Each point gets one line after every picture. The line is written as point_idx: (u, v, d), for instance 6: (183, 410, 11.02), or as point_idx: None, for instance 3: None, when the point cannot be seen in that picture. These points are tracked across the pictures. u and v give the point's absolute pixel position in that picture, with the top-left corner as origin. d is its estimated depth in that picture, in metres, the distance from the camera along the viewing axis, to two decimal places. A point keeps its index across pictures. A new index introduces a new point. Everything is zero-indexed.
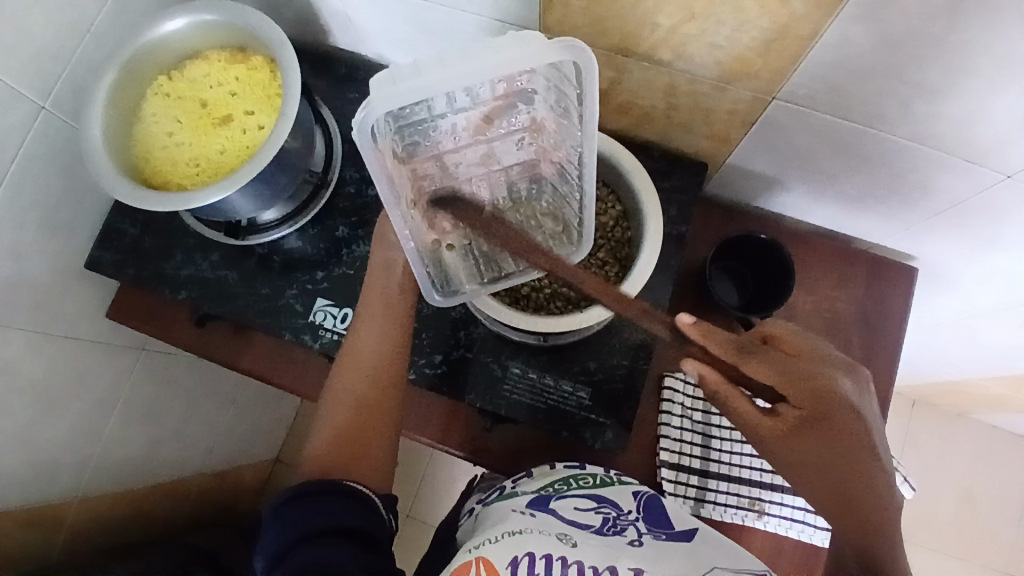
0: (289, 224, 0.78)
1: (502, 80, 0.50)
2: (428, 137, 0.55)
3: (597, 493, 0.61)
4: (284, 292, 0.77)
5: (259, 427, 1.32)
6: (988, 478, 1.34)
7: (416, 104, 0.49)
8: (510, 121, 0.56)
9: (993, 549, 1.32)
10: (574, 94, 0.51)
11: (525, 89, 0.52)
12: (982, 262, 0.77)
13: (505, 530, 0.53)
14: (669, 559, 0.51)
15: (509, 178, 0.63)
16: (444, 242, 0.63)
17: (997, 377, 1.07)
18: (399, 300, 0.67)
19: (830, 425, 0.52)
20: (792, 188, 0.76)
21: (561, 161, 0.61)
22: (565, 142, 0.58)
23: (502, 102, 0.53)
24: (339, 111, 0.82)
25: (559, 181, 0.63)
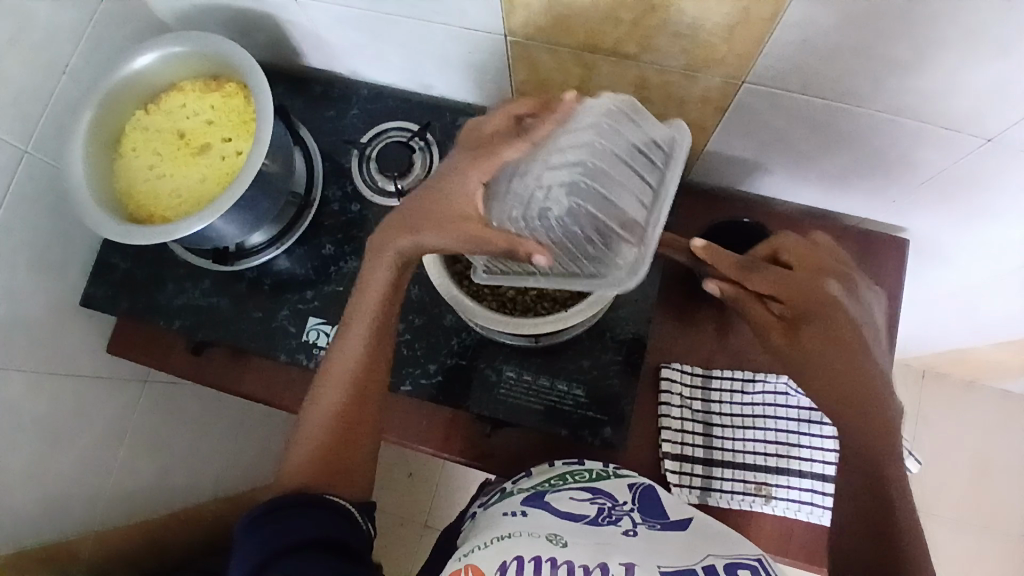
0: (277, 246, 0.78)
1: (635, 183, 0.60)
2: (596, 257, 0.60)
3: (593, 485, 0.62)
4: (275, 314, 0.78)
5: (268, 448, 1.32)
6: (1004, 444, 1.32)
7: (604, 242, 0.60)
8: (622, 209, 0.60)
9: (1015, 517, 1.30)
10: (634, 131, 0.60)
11: (649, 189, 0.60)
12: (974, 228, 0.76)
13: (494, 535, 0.54)
14: (663, 550, 0.51)
15: (601, 236, 0.60)
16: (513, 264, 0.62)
17: (1004, 343, 1.06)
18: (388, 313, 0.64)
19: (821, 320, 0.58)
20: (774, 170, 0.76)
21: (613, 183, 0.59)
22: (629, 172, 0.60)
23: (630, 198, 0.60)
24: (317, 130, 0.83)
25: (610, 201, 0.60)
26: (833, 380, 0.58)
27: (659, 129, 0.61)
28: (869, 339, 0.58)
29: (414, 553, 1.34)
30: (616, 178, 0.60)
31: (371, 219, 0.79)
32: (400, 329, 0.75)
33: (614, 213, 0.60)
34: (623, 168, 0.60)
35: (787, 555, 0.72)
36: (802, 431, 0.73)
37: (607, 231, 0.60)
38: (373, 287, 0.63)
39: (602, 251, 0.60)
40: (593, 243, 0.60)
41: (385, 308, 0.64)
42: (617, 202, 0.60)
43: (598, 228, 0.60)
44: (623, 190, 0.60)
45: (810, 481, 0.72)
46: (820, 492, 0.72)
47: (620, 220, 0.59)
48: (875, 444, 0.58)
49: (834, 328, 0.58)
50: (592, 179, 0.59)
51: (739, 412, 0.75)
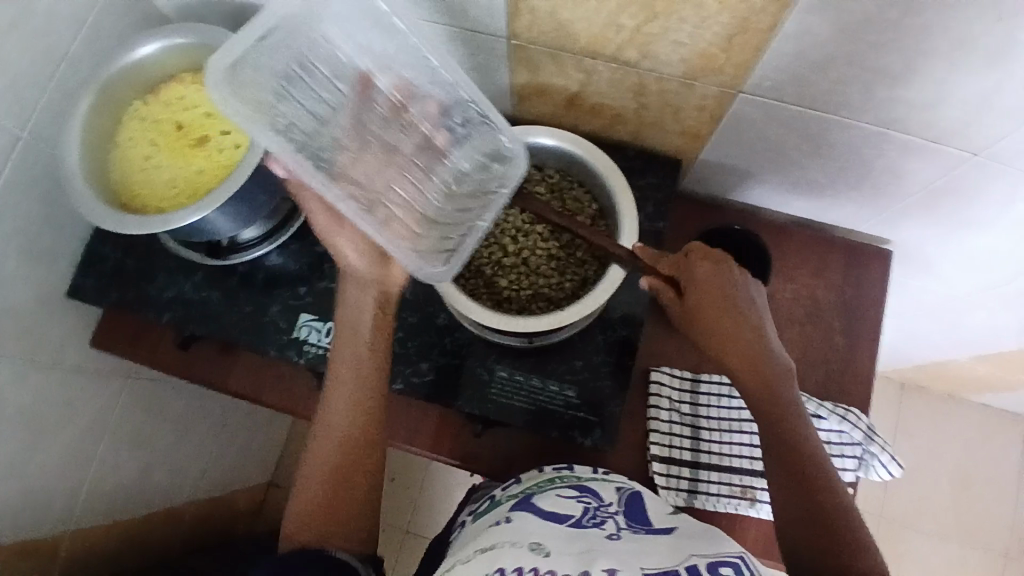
0: (270, 241, 0.79)
1: (415, 99, 0.62)
2: (472, 197, 0.66)
3: (580, 485, 0.64)
4: (266, 309, 0.78)
5: (251, 445, 1.31)
6: (980, 457, 1.35)
7: (470, 181, 0.67)
8: (410, 117, 0.63)
9: (991, 529, 1.32)
10: (376, 39, 0.59)
11: (450, 105, 0.63)
12: (958, 242, 0.78)
13: (477, 547, 0.54)
14: (647, 553, 0.52)
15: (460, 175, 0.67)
16: (459, 239, 0.64)
17: (983, 356, 1.09)
18: (369, 362, 0.65)
19: (699, 281, 0.62)
20: (766, 180, 0.77)
21: (405, 116, 0.63)
22: (443, 101, 0.62)
23: (409, 107, 0.63)
24: None
25: (455, 147, 0.66)
26: (713, 333, 0.62)
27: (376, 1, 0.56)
28: (744, 296, 0.62)
29: (395, 556, 1.34)
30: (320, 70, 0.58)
31: None
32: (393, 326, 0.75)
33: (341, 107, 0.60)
34: (395, 82, 0.61)
35: (767, 556, 0.74)
36: None
37: (478, 180, 0.67)
38: (343, 345, 0.65)
39: (460, 176, 0.67)
40: (462, 188, 0.67)
41: (360, 355, 0.65)
42: (477, 138, 0.66)
43: (455, 175, 0.67)
44: (462, 119, 0.64)
45: None
46: None
47: (494, 166, 0.66)
48: (767, 395, 0.61)
49: (710, 289, 0.62)
50: (334, 96, 0.60)
51: (727, 416, 0.76)
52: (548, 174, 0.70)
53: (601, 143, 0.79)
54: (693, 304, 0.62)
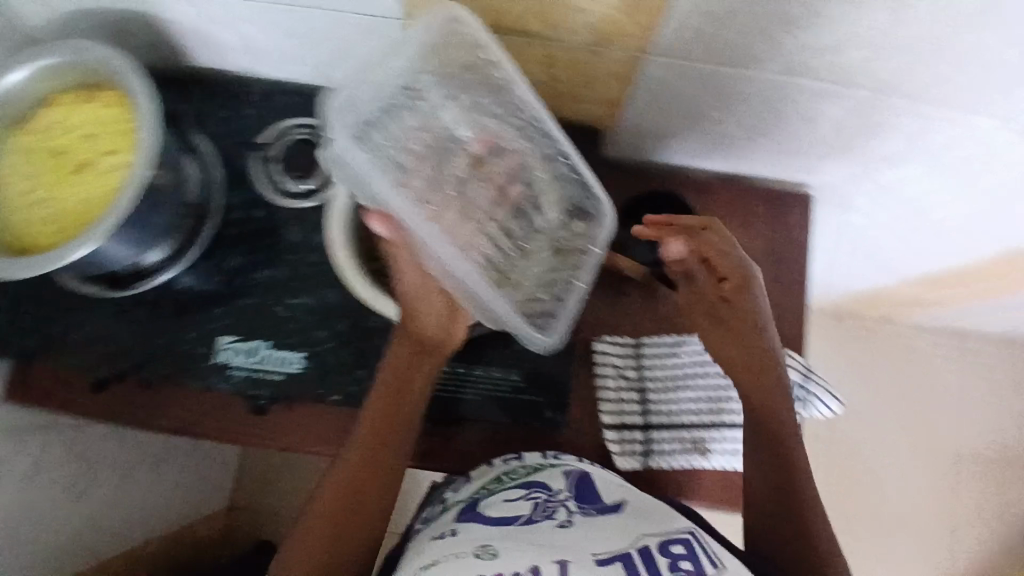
0: (177, 262, 0.71)
1: (474, 142, 0.61)
2: (534, 249, 0.62)
3: (528, 481, 0.63)
4: (185, 337, 0.73)
5: (201, 474, 1.24)
6: (916, 374, 1.39)
7: (534, 234, 0.63)
8: (489, 166, 0.62)
9: (935, 442, 1.37)
10: (456, 78, 0.60)
11: (512, 147, 0.62)
12: (871, 178, 0.80)
13: (422, 564, 0.53)
14: (599, 537, 0.52)
15: (530, 228, 0.63)
16: (534, 294, 0.61)
17: (906, 281, 1.13)
18: (411, 407, 0.64)
19: (738, 301, 0.66)
20: (685, 138, 0.77)
21: (479, 155, 0.61)
22: (515, 146, 0.62)
23: (485, 147, 0.61)
24: (212, 133, 0.76)
25: (528, 200, 0.62)
26: (733, 333, 0.67)
27: (435, 20, 0.56)
28: (766, 322, 0.67)
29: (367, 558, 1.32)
30: (412, 116, 0.60)
31: (279, 223, 0.74)
32: (324, 336, 0.71)
33: (412, 145, 0.59)
34: (481, 137, 0.62)
35: (727, 504, 0.75)
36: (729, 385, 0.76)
37: (560, 238, 0.63)
38: (390, 387, 0.63)
39: (525, 227, 0.62)
40: (534, 244, 0.62)
41: (400, 389, 0.64)
42: (559, 191, 0.63)
43: (521, 227, 0.62)
44: (547, 172, 0.62)
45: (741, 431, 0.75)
46: None
47: (567, 215, 0.63)
48: (767, 402, 0.65)
49: (739, 308, 0.66)
50: (405, 139, 0.59)
51: (672, 374, 0.77)
52: None
53: None
54: (728, 301, 0.66)
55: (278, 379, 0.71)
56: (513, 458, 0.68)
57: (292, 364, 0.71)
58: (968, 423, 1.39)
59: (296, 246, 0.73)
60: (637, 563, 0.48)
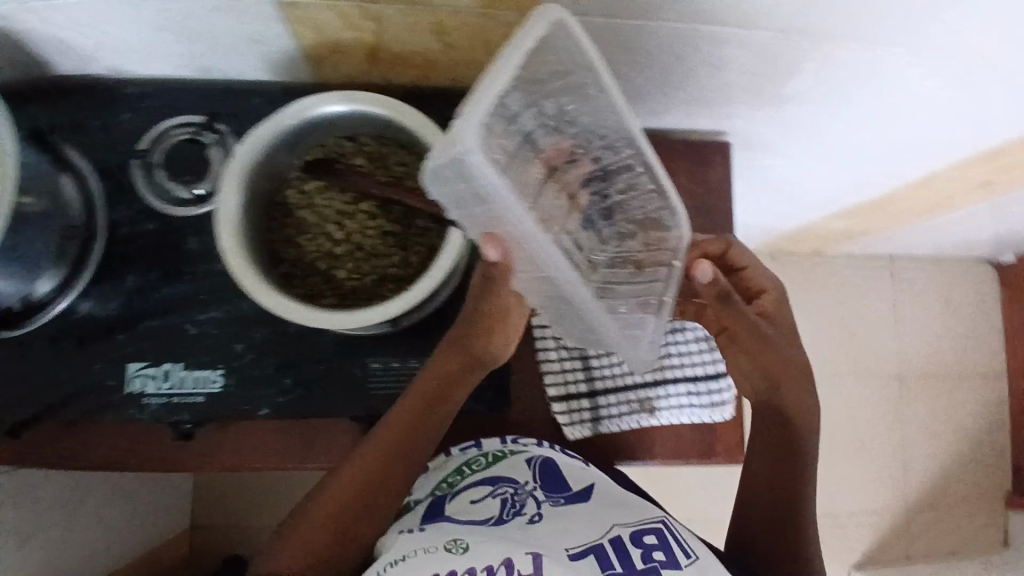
0: (67, 291, 0.67)
1: (562, 154, 0.50)
2: (620, 260, 0.56)
3: (492, 474, 0.63)
4: (90, 370, 0.67)
5: (157, 503, 1.17)
6: (856, 302, 1.44)
7: (613, 245, 0.55)
8: (568, 175, 0.52)
9: (877, 363, 1.44)
10: (549, 80, 0.48)
11: (595, 158, 0.53)
12: (782, 121, 0.80)
13: (388, 560, 0.50)
14: (569, 529, 0.55)
15: (609, 239, 0.55)
16: (619, 306, 0.56)
17: (833, 214, 1.15)
18: (444, 406, 0.61)
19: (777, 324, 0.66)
20: None
21: (558, 168, 0.51)
22: (590, 151, 0.53)
23: (568, 156, 0.51)
24: (87, 146, 0.69)
25: (596, 211, 0.54)
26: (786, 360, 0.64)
27: (541, 26, 0.45)
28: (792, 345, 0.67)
29: None
30: (518, 119, 0.46)
31: (175, 236, 0.68)
32: (242, 349, 0.67)
33: (519, 149, 0.47)
34: (558, 143, 0.50)
35: (679, 458, 0.74)
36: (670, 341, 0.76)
37: (633, 251, 0.57)
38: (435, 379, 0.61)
39: (601, 239, 0.55)
40: (613, 253, 0.55)
41: (451, 380, 0.61)
42: (631, 200, 0.56)
43: (600, 240, 0.55)
44: (622, 183, 0.55)
45: (685, 385, 0.74)
46: (695, 393, 0.74)
47: (641, 226, 0.57)
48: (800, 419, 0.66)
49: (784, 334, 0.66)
50: (519, 135, 0.47)
51: None
52: (363, 142, 0.60)
53: (418, 93, 0.71)
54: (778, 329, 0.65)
55: (200, 400, 0.67)
56: (473, 446, 0.67)
57: (212, 383, 0.67)
58: (903, 342, 1.45)
59: (197, 257, 0.68)
60: (609, 556, 0.52)
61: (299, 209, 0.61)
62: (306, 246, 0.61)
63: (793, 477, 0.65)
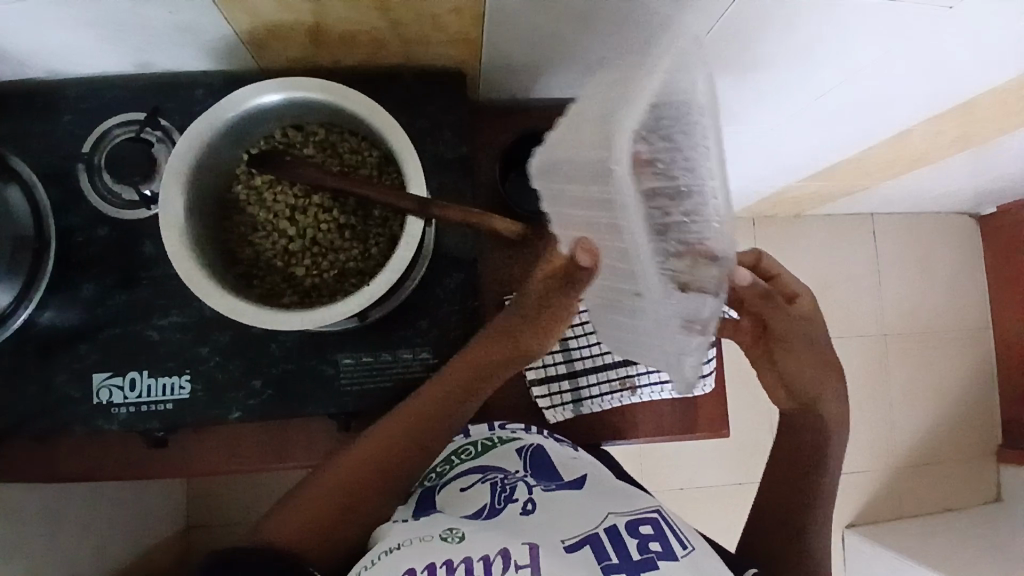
0: (25, 305, 0.63)
1: (641, 163, 0.41)
2: (679, 285, 0.43)
3: (482, 462, 0.63)
4: (52, 384, 0.64)
5: (150, 510, 1.14)
6: (839, 262, 1.43)
7: (677, 266, 0.43)
8: (648, 185, 0.41)
9: (863, 322, 1.43)
10: (647, 80, 0.40)
11: (674, 167, 0.41)
12: (749, 84, 0.77)
13: (382, 549, 0.50)
14: (564, 517, 0.52)
15: (675, 257, 0.43)
16: (681, 327, 0.46)
17: (810, 176, 1.13)
18: (468, 391, 0.62)
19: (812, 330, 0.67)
20: (557, 71, 0.71)
21: (637, 168, 0.40)
22: (674, 161, 0.41)
23: (648, 162, 0.41)
24: (29, 152, 0.66)
25: (663, 226, 0.42)
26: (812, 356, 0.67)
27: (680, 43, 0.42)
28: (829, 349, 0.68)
29: None
30: (624, 119, 0.40)
31: (130, 241, 0.66)
32: (207, 353, 0.65)
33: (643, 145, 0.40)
34: (643, 150, 0.41)
35: (662, 434, 0.74)
36: None
37: (688, 275, 0.43)
38: (466, 362, 0.62)
39: (664, 256, 0.43)
40: (670, 273, 0.43)
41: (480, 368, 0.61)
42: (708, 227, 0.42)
43: (666, 255, 0.43)
44: (701, 203, 0.42)
45: None
46: None
47: (714, 256, 0.43)
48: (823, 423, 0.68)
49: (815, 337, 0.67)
50: (620, 135, 0.40)
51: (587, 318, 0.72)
52: (312, 132, 0.60)
53: (370, 74, 0.68)
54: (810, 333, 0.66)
55: (167, 407, 0.65)
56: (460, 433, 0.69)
57: (178, 390, 0.65)
58: (887, 301, 1.44)
59: (153, 260, 0.66)
60: (605, 546, 0.49)
61: (251, 206, 0.60)
62: (260, 244, 0.60)
63: (812, 489, 0.67)
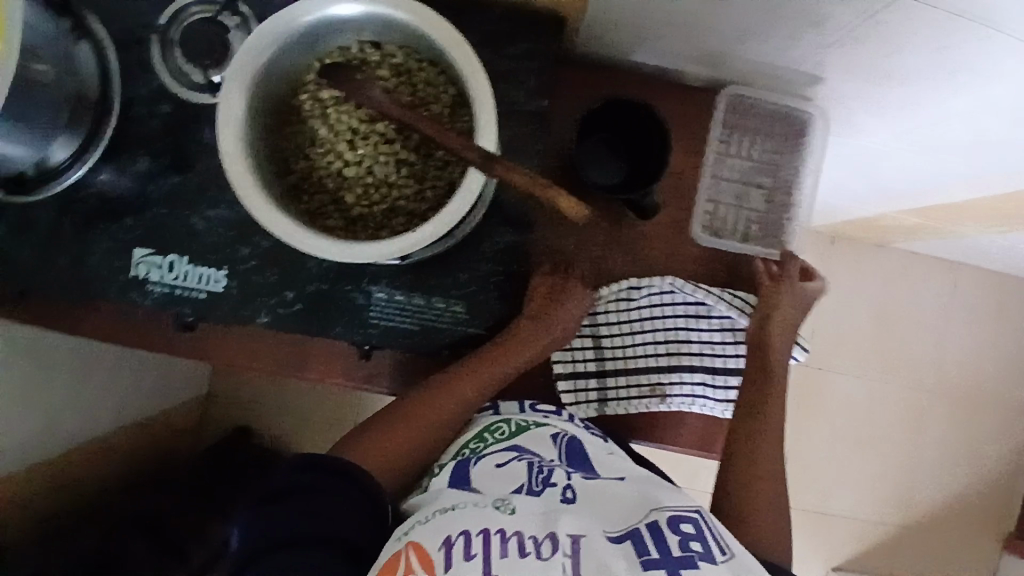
0: (81, 161, 0.64)
1: (740, 134, 0.72)
2: (725, 223, 0.72)
3: (515, 442, 0.58)
4: (94, 248, 0.65)
5: (182, 379, 1.19)
6: (908, 303, 1.33)
7: (728, 209, 0.73)
8: (738, 155, 0.73)
9: (915, 371, 1.35)
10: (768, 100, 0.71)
11: (765, 162, 0.74)
12: (878, 99, 0.68)
13: (437, 509, 0.49)
14: (605, 507, 0.49)
15: (728, 203, 0.73)
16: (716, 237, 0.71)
17: (912, 210, 1.03)
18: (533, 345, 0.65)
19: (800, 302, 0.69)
20: (665, 38, 0.65)
21: (727, 138, 0.72)
22: (763, 166, 0.74)
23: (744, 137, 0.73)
24: (108, 11, 0.64)
25: (735, 184, 0.73)
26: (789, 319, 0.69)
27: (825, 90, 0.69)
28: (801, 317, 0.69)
29: None
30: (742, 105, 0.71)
31: (193, 123, 0.65)
32: (246, 253, 0.65)
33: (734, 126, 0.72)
34: (740, 126, 0.72)
35: (674, 443, 0.70)
36: (692, 327, 0.69)
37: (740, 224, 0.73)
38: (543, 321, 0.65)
39: (730, 202, 0.73)
40: (729, 213, 0.73)
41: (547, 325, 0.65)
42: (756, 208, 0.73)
43: (726, 199, 0.73)
44: (762, 195, 0.74)
45: (701, 374, 0.69)
46: (711, 385, 0.69)
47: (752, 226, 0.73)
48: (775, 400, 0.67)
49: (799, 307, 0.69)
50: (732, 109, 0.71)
51: (627, 317, 0.69)
52: (390, 52, 0.57)
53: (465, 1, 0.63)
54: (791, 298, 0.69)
55: (200, 297, 0.65)
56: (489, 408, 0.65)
57: (213, 283, 0.65)
58: (948, 357, 1.35)
59: (211, 148, 0.65)
60: (645, 540, 0.45)
61: (312, 118, 0.58)
62: (315, 159, 0.58)
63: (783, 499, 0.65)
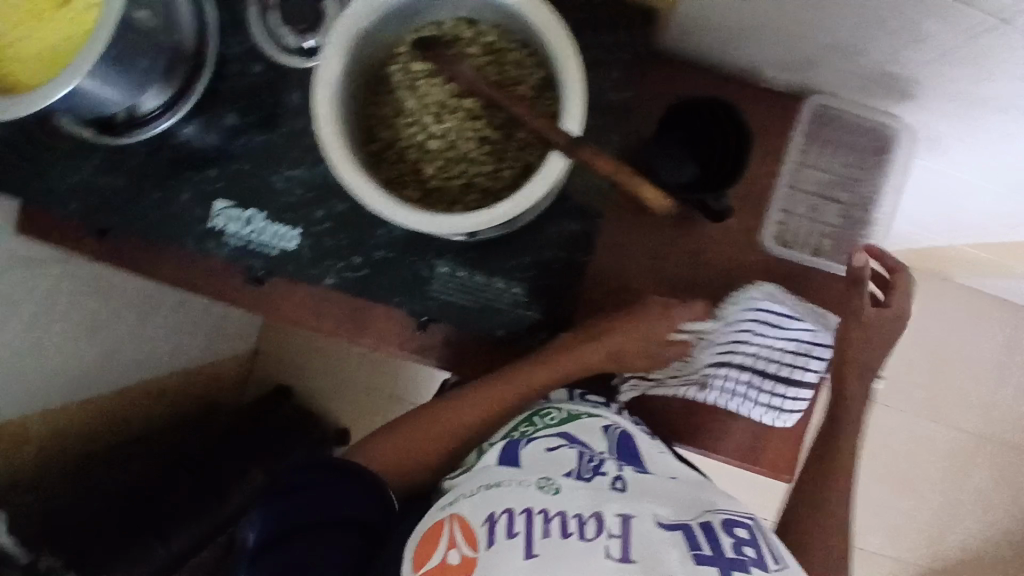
0: (172, 112, 0.66)
1: (821, 147, 0.72)
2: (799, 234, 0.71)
3: (563, 430, 0.58)
4: (178, 196, 0.68)
5: (239, 335, 1.24)
6: (967, 342, 1.29)
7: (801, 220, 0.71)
8: (817, 169, 0.72)
9: (966, 413, 1.30)
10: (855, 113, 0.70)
11: (845, 179, 0.72)
12: (970, 125, 0.66)
13: (482, 484, 0.52)
14: (658, 500, 0.50)
15: (804, 215, 0.71)
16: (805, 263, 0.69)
17: (985, 245, 1.00)
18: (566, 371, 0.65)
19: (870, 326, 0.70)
20: (755, 41, 0.64)
21: (808, 150, 0.71)
22: (843, 181, 0.72)
23: (826, 151, 0.72)
24: None
25: (813, 197, 0.72)
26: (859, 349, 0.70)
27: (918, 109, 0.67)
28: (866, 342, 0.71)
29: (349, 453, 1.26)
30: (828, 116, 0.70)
31: (282, 84, 0.68)
32: (320, 215, 0.67)
33: (817, 138, 0.71)
34: (822, 139, 0.71)
35: (720, 454, 0.69)
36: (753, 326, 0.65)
37: (812, 240, 0.71)
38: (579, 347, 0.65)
39: (806, 215, 0.71)
40: (803, 225, 0.71)
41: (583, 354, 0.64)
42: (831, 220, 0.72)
43: (800, 209, 0.71)
44: (838, 210, 0.72)
45: (749, 374, 0.66)
46: (757, 387, 0.66)
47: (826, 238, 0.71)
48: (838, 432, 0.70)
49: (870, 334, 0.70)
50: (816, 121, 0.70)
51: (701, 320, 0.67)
52: (484, 30, 0.58)
53: None
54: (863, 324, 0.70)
55: (272, 253, 0.67)
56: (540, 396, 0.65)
57: (287, 241, 0.67)
58: (1004, 402, 1.30)
59: (298, 110, 0.67)
60: (698, 536, 0.45)
61: (401, 88, 0.59)
62: (399, 128, 0.59)
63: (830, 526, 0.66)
